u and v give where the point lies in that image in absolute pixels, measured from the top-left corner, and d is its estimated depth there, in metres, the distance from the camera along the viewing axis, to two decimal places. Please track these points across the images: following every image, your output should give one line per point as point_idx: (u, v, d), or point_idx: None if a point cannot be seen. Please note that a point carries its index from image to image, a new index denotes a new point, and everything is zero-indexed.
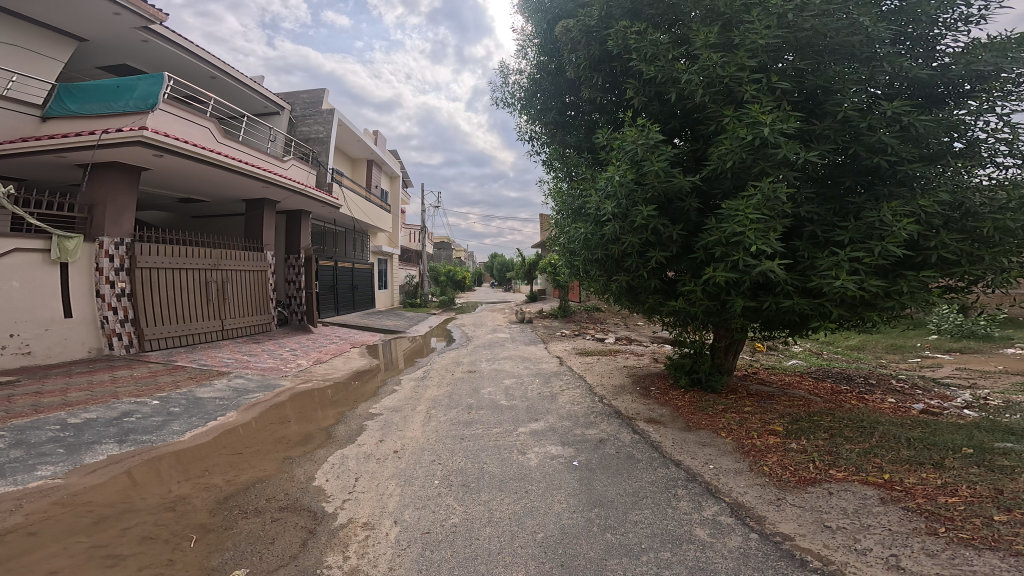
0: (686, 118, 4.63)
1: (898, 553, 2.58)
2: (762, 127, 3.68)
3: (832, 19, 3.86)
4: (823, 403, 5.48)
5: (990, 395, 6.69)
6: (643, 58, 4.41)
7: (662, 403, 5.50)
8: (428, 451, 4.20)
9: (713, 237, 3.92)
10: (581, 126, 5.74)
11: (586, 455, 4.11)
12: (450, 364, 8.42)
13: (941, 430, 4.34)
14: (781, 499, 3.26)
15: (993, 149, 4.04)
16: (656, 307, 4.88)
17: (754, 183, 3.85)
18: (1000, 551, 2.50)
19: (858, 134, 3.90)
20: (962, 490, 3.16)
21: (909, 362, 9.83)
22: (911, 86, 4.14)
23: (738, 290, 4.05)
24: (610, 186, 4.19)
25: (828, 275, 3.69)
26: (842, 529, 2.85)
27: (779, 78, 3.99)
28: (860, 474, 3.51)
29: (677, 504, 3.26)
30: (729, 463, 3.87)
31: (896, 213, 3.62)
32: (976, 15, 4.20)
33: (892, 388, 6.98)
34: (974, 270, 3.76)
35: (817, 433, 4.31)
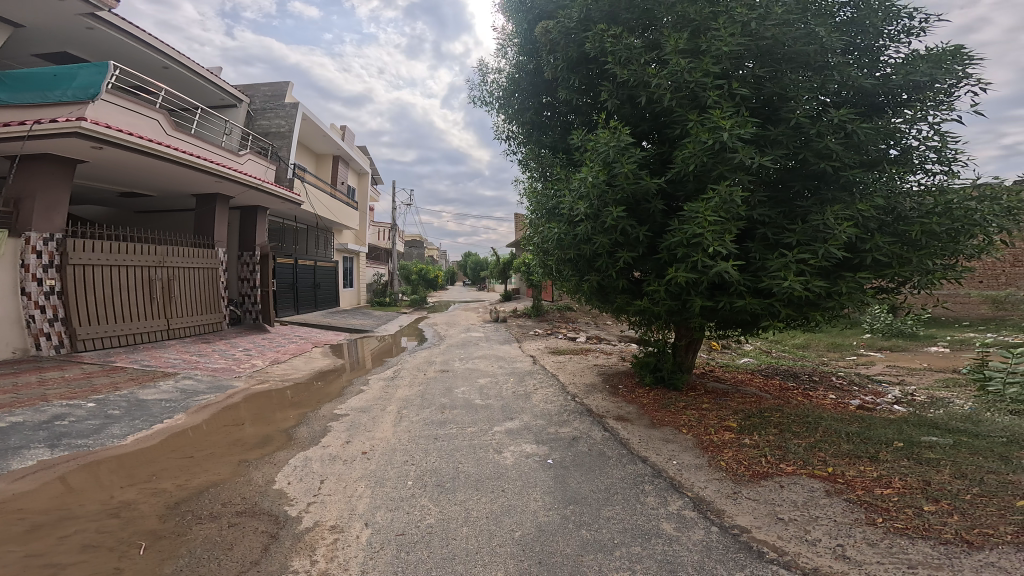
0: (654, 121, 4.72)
1: (844, 543, 2.71)
2: (722, 131, 3.78)
3: (791, 29, 4.01)
4: (772, 399, 5.69)
5: (916, 390, 7.12)
6: (618, 62, 4.47)
7: (630, 401, 5.59)
8: (399, 451, 4.14)
9: (675, 238, 4.00)
10: (557, 126, 5.77)
11: (560, 453, 4.14)
12: (422, 364, 8.34)
13: (875, 424, 4.58)
14: (737, 492, 3.37)
15: (924, 156, 4.27)
16: (625, 306, 4.95)
17: (712, 186, 3.97)
18: (932, 540, 2.65)
19: (809, 140, 4.05)
20: (895, 482, 3.35)
21: (846, 359, 10.35)
22: (857, 94, 4.32)
23: (696, 290, 4.17)
24: (583, 187, 4.23)
25: (778, 277, 3.82)
26: (794, 521, 2.96)
27: (740, 84, 4.10)
28: (807, 468, 3.66)
29: (645, 499, 3.32)
30: (690, 459, 3.97)
31: (838, 216, 3.79)
32: (917, 28, 4.44)
33: (831, 384, 7.33)
34: (907, 272, 3.98)
35: (768, 428, 4.47)
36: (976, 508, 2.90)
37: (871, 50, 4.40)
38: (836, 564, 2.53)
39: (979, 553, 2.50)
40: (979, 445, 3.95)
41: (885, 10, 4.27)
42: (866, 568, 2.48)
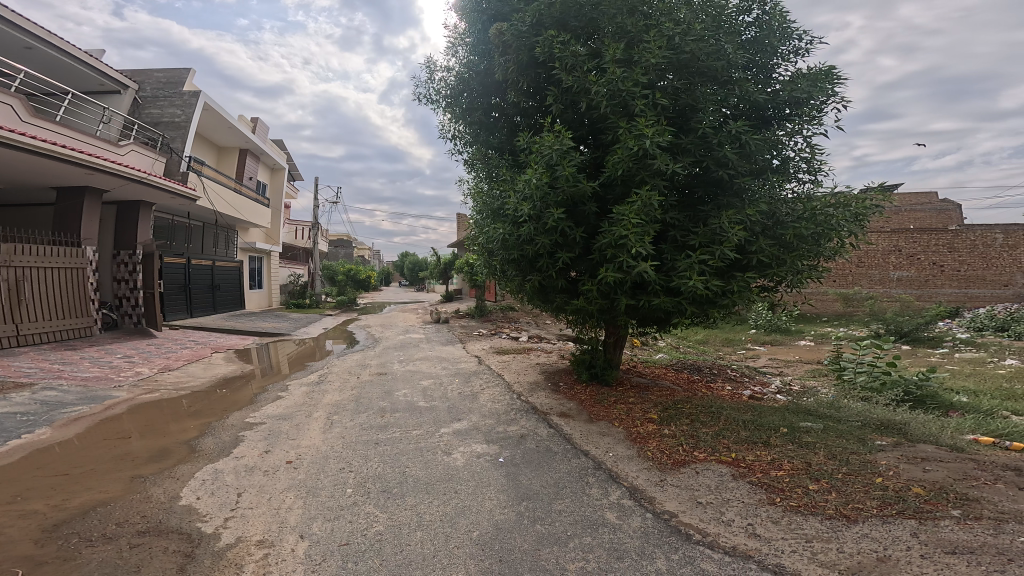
0: (588, 126, 4.85)
1: (754, 521, 2.95)
2: (646, 139, 3.99)
3: (705, 44, 4.31)
4: (684, 391, 6.05)
5: (792, 380, 8.03)
6: (564, 67, 4.56)
7: (569, 397, 5.71)
8: (332, 459, 3.97)
9: (604, 239, 4.14)
10: (504, 127, 5.66)
11: (510, 451, 4.15)
12: (355, 367, 8.03)
13: (764, 412, 5.01)
14: (663, 480, 3.55)
15: (797, 166, 4.73)
16: (563, 306, 5.03)
17: (636, 189, 4.19)
18: (819, 516, 2.96)
19: (711, 149, 4.35)
20: (785, 464, 3.69)
21: (736, 353, 11.26)
22: (750, 108, 4.68)
23: (622, 289, 4.34)
24: (526, 189, 4.27)
25: (686, 276, 4.07)
26: (711, 504, 3.18)
27: (662, 95, 4.31)
28: (716, 454, 3.94)
29: (589, 491, 3.42)
30: (623, 450, 4.13)
31: (732, 221, 4.13)
32: (804, 49, 4.92)
33: (728, 376, 7.95)
34: (784, 271, 4.40)
35: (682, 418, 4.75)
36: (849, 486, 3.27)
37: (766, 69, 4.80)
38: (749, 541, 2.75)
39: (856, 526, 2.83)
40: (846, 430, 4.45)
41: (782, 31, 4.72)
42: (772, 543, 2.72)
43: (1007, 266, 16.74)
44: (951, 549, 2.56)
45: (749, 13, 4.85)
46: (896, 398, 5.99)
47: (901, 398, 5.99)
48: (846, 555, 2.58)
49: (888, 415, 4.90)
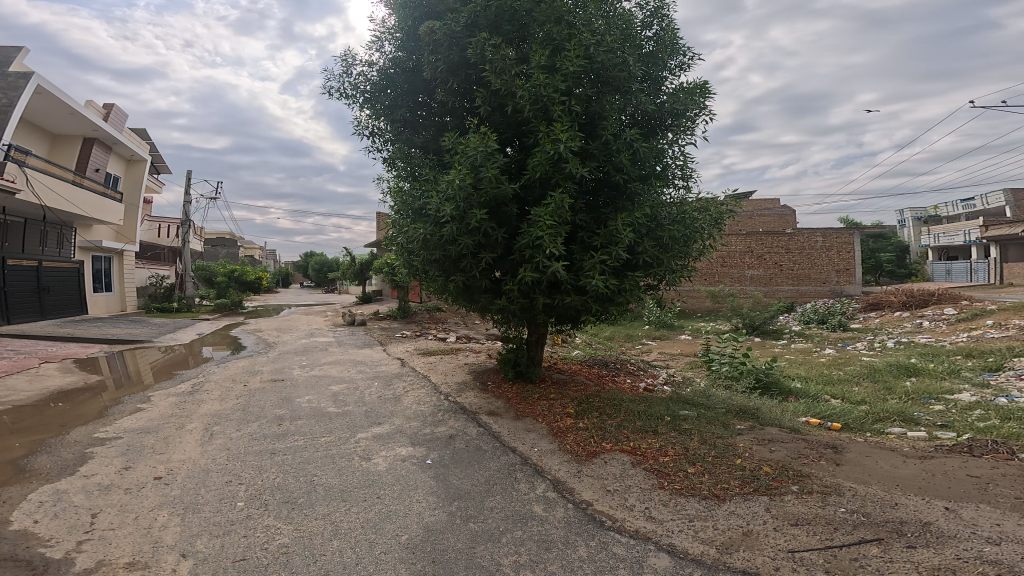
0: (505, 129, 4.92)
1: (650, 505, 3.19)
2: (561, 143, 4.15)
3: (614, 55, 4.52)
4: (595, 386, 6.31)
5: (676, 372, 8.75)
6: (494, 71, 4.56)
7: (497, 396, 5.73)
8: (214, 472, 3.68)
9: (523, 240, 4.20)
10: (429, 126, 5.51)
11: (438, 452, 4.09)
12: (242, 374, 7.49)
13: (655, 403, 5.36)
14: (579, 471, 3.69)
15: (673, 172, 5.10)
16: (487, 306, 5.01)
17: (551, 191, 4.31)
18: (696, 496, 3.28)
19: (611, 155, 4.57)
20: (671, 449, 4.00)
21: (634, 348, 11.96)
22: (643, 117, 4.97)
23: (540, 289, 4.45)
24: (449, 189, 4.22)
25: (591, 275, 4.25)
26: (618, 491, 3.37)
27: (577, 102, 4.45)
28: (620, 443, 4.15)
29: (518, 486, 3.48)
30: (546, 444, 4.23)
31: (625, 223, 4.39)
32: (686, 64, 5.32)
33: (627, 369, 8.39)
34: (663, 270, 4.76)
35: (593, 412, 4.94)
36: (719, 468, 3.62)
37: (658, 81, 5.10)
38: (648, 524, 2.98)
39: (725, 504, 3.17)
40: (712, 416, 4.92)
41: (671, 47, 5.10)
42: (665, 524, 2.97)
43: (827, 266, 19.19)
44: (796, 521, 2.95)
45: (649, 27, 5.17)
46: (749, 385, 6.64)
47: (753, 385, 6.66)
48: (720, 531, 2.89)
49: (744, 401, 5.49)
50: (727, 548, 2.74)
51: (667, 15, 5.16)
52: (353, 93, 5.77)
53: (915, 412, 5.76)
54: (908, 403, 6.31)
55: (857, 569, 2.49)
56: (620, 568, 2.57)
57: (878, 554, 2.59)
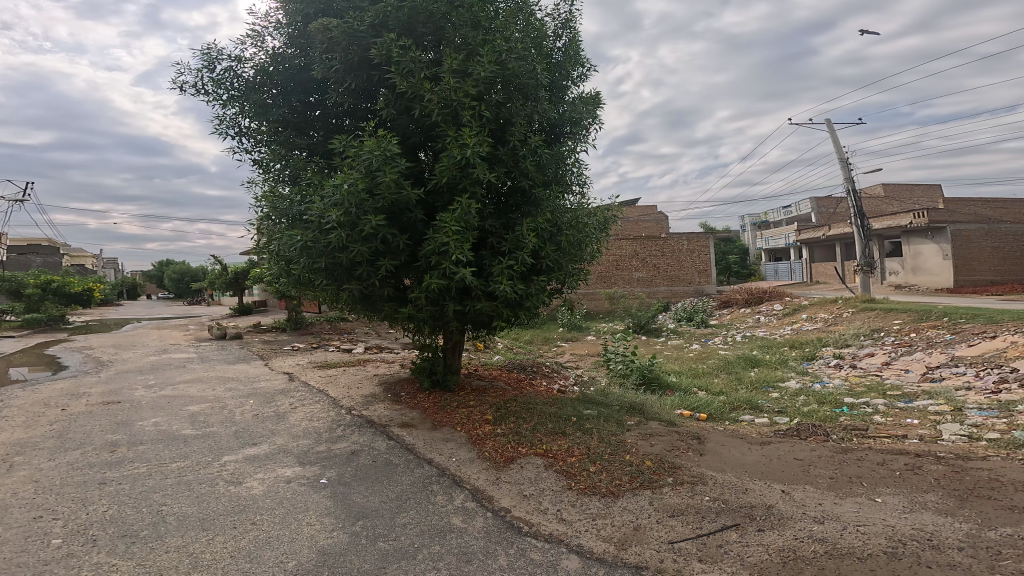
0: (407, 133, 4.80)
1: (562, 507, 3.25)
2: (468, 148, 4.13)
3: (527, 63, 4.58)
4: (514, 391, 6.34)
5: (583, 373, 9.08)
6: (401, 72, 4.43)
7: (412, 407, 5.55)
8: (16, 508, 3.21)
9: (427, 247, 4.10)
10: (321, 128, 5.23)
11: (336, 470, 3.87)
12: (63, 398, 6.58)
13: (567, 404, 5.47)
14: (498, 478, 3.67)
15: (572, 179, 5.32)
16: (391, 315, 4.81)
17: (459, 197, 4.27)
18: (597, 495, 3.39)
19: (517, 161, 4.64)
20: (576, 449, 4.10)
21: (553, 350, 12.29)
22: (548, 126, 5.10)
23: (449, 296, 4.36)
24: (338, 194, 3.98)
25: (499, 281, 4.27)
26: (532, 495, 3.39)
27: (487, 108, 4.43)
28: (534, 447, 4.18)
29: (435, 499, 3.38)
30: (465, 453, 4.16)
31: (530, 228, 4.46)
32: (584, 75, 5.58)
33: (544, 371, 8.52)
34: (563, 273, 4.90)
35: (511, 417, 4.94)
36: (615, 465, 3.78)
37: (563, 88, 5.30)
38: (560, 526, 3.03)
39: (620, 500, 3.32)
40: (609, 413, 5.13)
41: (573, 59, 5.31)
42: (574, 525, 3.04)
43: (691, 267, 20.72)
44: (672, 512, 3.17)
45: (559, 38, 5.40)
46: (636, 382, 7.00)
47: (638, 382, 7.04)
48: (615, 528, 3.01)
49: (634, 397, 5.82)
50: (623, 543, 2.87)
51: (574, 28, 5.47)
52: (224, 90, 5.30)
53: (758, 399, 6.49)
54: (752, 391, 7.10)
55: (722, 556, 2.73)
56: (537, 574, 2.59)
57: (737, 539, 2.86)
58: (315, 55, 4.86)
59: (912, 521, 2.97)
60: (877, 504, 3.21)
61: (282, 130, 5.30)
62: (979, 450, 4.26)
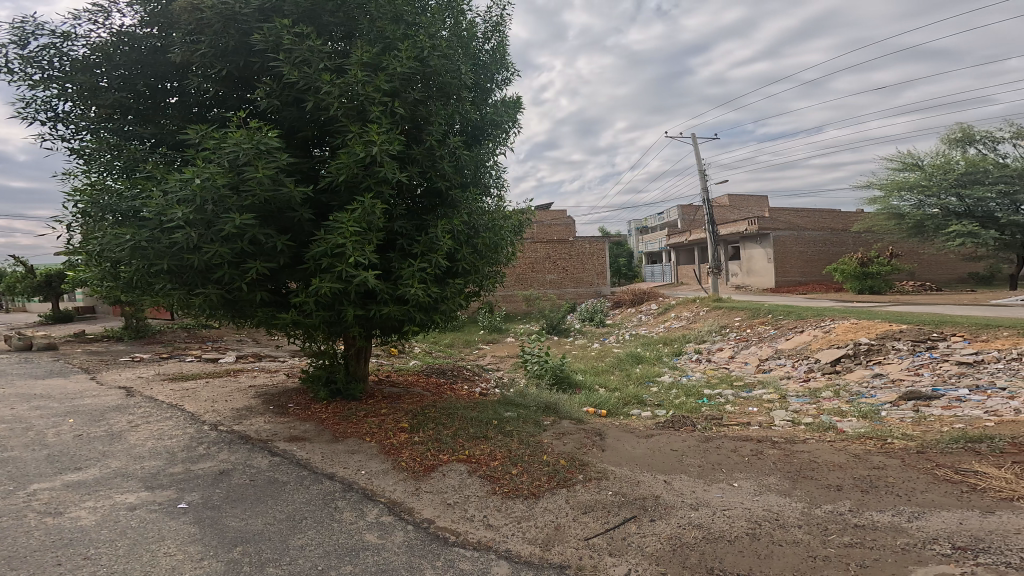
0: (294, 127, 4.41)
1: (487, 512, 3.17)
2: (374, 146, 3.88)
3: (448, 62, 4.48)
4: (433, 396, 6.16)
5: (505, 374, 9.09)
6: (292, 61, 4.04)
7: (305, 419, 5.00)
8: None
9: (319, 248, 3.77)
10: (174, 116, 4.62)
11: (199, 493, 3.35)
12: None
13: (489, 407, 5.37)
14: (417, 488, 3.50)
15: (490, 181, 5.32)
16: (267, 320, 4.35)
17: (360, 196, 3.99)
18: (521, 497, 3.34)
19: (434, 161, 4.47)
20: (498, 453, 4.04)
21: (474, 352, 12.25)
22: (468, 126, 5.03)
23: (348, 299, 4.02)
24: (187, 188, 3.51)
25: (409, 284, 4.07)
26: (456, 503, 3.28)
27: (400, 105, 4.17)
28: (455, 453, 4.03)
29: (341, 517, 3.12)
30: (378, 465, 3.87)
31: (445, 231, 4.33)
32: (509, 80, 5.59)
33: (463, 375, 8.42)
34: (479, 276, 4.85)
35: (430, 423, 4.71)
36: (535, 467, 3.75)
37: (487, 90, 5.29)
38: (487, 533, 2.95)
39: (540, 501, 3.29)
40: (528, 414, 5.15)
41: (496, 62, 5.34)
42: (501, 530, 2.97)
43: (590, 269, 21.42)
44: (585, 508, 3.20)
45: (488, 41, 5.38)
46: (549, 383, 7.08)
47: (551, 382, 7.13)
48: (538, 529, 2.98)
49: (549, 397, 5.89)
50: (547, 543, 2.84)
51: (504, 33, 5.47)
52: (36, 69, 4.54)
53: (644, 394, 6.82)
54: (636, 386, 7.47)
55: (627, 548, 2.78)
56: None
57: (637, 531, 2.95)
58: (175, 35, 4.33)
59: (761, 503, 3.21)
60: (733, 488, 3.43)
61: (119, 116, 4.64)
62: (802, 433, 4.83)
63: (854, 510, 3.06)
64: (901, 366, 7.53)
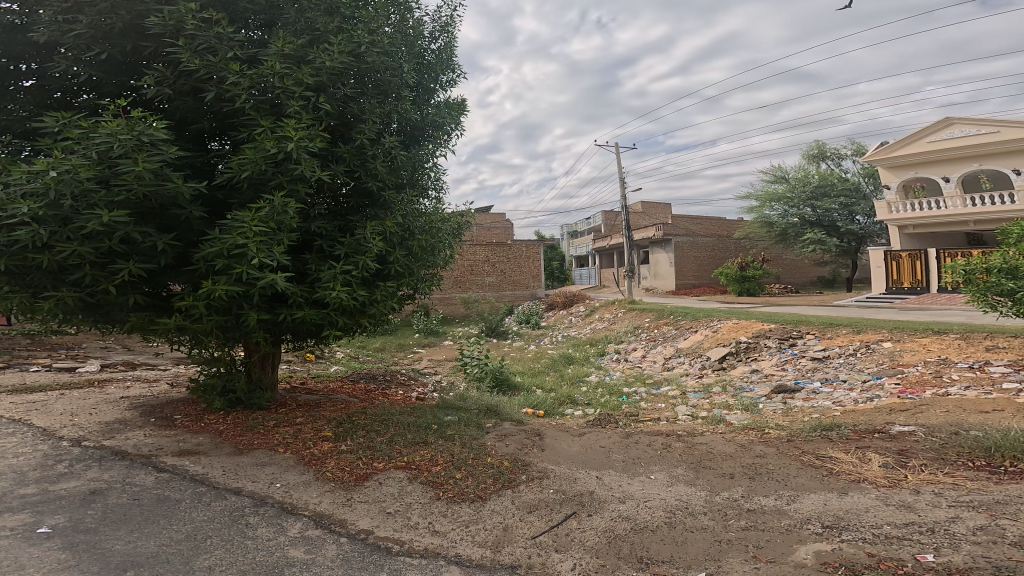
0: (186, 117, 4.10)
1: (433, 518, 3.15)
2: (289, 142, 3.66)
3: (387, 59, 4.38)
4: (360, 403, 6.02)
5: (442, 377, 9.06)
6: (197, 48, 3.79)
7: (198, 431, 4.57)
8: None
9: (213, 249, 3.46)
10: (29, 101, 4.16)
11: (66, 515, 3.03)
12: None
13: (425, 412, 5.32)
14: (349, 499, 3.40)
15: (427, 182, 5.30)
16: (142, 328, 3.94)
17: (268, 195, 3.73)
18: (467, 501, 3.34)
19: (365, 160, 4.33)
20: (440, 458, 4.01)
21: (409, 356, 12.08)
22: (406, 126, 4.99)
23: (250, 303, 3.70)
24: (38, 180, 3.21)
25: (330, 288, 3.83)
26: (398, 511, 3.23)
27: (325, 100, 3.99)
28: (392, 460, 3.96)
29: (255, 533, 2.96)
30: (295, 477, 3.68)
31: (374, 232, 4.18)
32: (454, 81, 5.62)
33: (396, 380, 8.30)
34: (414, 279, 4.78)
35: (358, 431, 4.57)
36: (479, 470, 3.77)
37: (429, 91, 5.28)
38: (434, 539, 2.93)
39: (488, 503, 3.32)
40: (470, 418, 5.15)
41: (441, 63, 5.34)
42: (449, 535, 2.97)
43: (526, 273, 21.65)
44: (530, 508, 3.24)
45: (434, 40, 5.41)
46: (489, 386, 7.11)
47: (491, 385, 7.17)
48: (487, 531, 2.99)
49: (489, 399, 5.92)
50: (497, 545, 2.86)
51: (452, 33, 5.50)
52: None
53: (578, 393, 7.00)
54: (569, 386, 7.66)
55: (571, 543, 2.85)
56: None
57: (583, 526, 3.02)
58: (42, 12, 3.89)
59: (673, 493, 3.37)
60: (651, 480, 3.58)
61: None
62: (699, 427, 5.12)
63: (745, 496, 3.29)
64: (771, 361, 8.54)
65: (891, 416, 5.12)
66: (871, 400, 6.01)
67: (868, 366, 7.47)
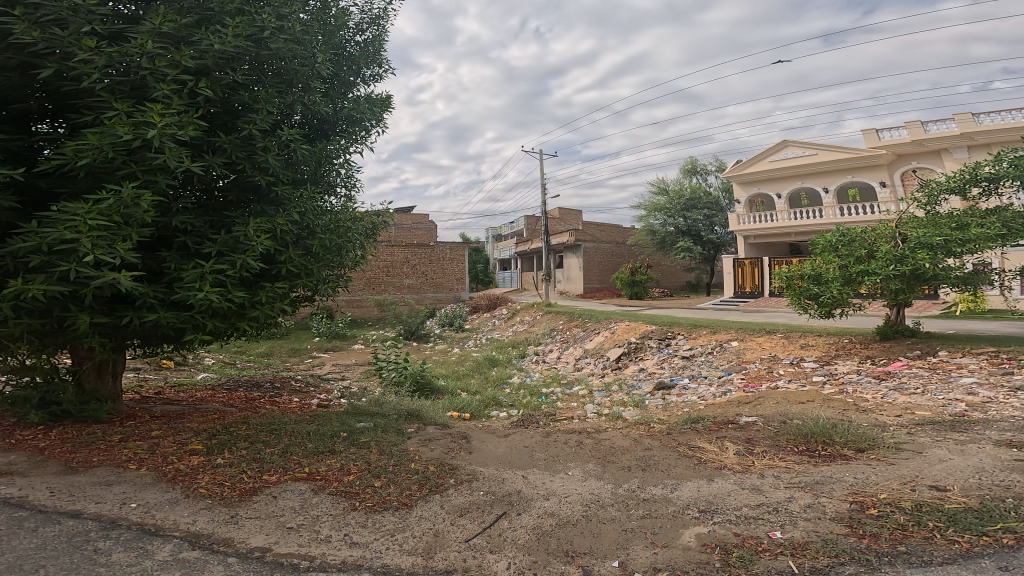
0: (5, 95, 3.65)
1: (349, 530, 3.03)
2: (149, 128, 3.34)
3: (295, 47, 4.17)
4: (236, 413, 5.68)
5: (353, 383, 8.80)
6: (41, 19, 3.40)
7: (11, 449, 3.94)
8: None
9: (26, 244, 3.10)
10: None
11: None
12: None
13: (326, 420, 5.12)
14: (235, 516, 3.18)
15: (334, 178, 5.13)
16: None
17: (113, 186, 3.41)
18: (390, 509, 3.26)
19: (252, 151, 4.06)
20: (351, 467, 3.88)
21: (304, 363, 11.51)
22: (314, 119, 4.82)
23: (80, 304, 3.38)
24: None
25: (193, 289, 3.52)
26: (303, 526, 3.08)
27: (204, 86, 3.72)
28: (289, 473, 3.77)
29: (108, 559, 2.68)
30: (155, 496, 3.35)
31: (258, 229, 3.91)
32: (381, 75, 5.50)
33: (292, 388, 7.90)
34: (311, 280, 4.54)
35: (237, 443, 4.28)
36: (402, 477, 3.68)
37: (349, 83, 5.14)
38: (353, 551, 2.82)
39: (414, 510, 3.25)
40: (388, 423, 5.02)
41: (361, 56, 5.20)
42: (370, 546, 2.87)
43: (450, 275, 21.50)
44: (461, 512, 3.21)
45: (360, 32, 5.28)
46: (410, 389, 6.97)
47: (412, 389, 7.04)
48: (416, 539, 2.93)
49: (410, 403, 5.82)
50: (428, 552, 2.80)
51: (383, 27, 5.38)
52: None
53: (499, 394, 7.04)
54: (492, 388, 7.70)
55: (504, 543, 2.85)
56: None
57: (512, 525, 3.03)
58: None
59: (586, 488, 3.44)
60: (568, 476, 3.66)
61: None
62: (601, 424, 5.27)
63: (640, 487, 3.42)
64: (653, 360, 9.02)
65: (738, 408, 5.59)
66: (723, 393, 6.49)
67: (721, 363, 8.14)
